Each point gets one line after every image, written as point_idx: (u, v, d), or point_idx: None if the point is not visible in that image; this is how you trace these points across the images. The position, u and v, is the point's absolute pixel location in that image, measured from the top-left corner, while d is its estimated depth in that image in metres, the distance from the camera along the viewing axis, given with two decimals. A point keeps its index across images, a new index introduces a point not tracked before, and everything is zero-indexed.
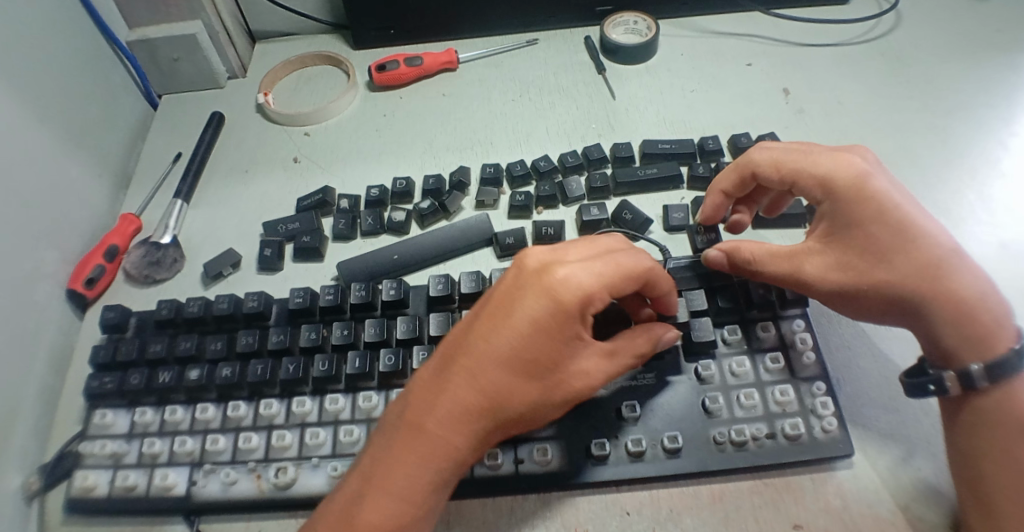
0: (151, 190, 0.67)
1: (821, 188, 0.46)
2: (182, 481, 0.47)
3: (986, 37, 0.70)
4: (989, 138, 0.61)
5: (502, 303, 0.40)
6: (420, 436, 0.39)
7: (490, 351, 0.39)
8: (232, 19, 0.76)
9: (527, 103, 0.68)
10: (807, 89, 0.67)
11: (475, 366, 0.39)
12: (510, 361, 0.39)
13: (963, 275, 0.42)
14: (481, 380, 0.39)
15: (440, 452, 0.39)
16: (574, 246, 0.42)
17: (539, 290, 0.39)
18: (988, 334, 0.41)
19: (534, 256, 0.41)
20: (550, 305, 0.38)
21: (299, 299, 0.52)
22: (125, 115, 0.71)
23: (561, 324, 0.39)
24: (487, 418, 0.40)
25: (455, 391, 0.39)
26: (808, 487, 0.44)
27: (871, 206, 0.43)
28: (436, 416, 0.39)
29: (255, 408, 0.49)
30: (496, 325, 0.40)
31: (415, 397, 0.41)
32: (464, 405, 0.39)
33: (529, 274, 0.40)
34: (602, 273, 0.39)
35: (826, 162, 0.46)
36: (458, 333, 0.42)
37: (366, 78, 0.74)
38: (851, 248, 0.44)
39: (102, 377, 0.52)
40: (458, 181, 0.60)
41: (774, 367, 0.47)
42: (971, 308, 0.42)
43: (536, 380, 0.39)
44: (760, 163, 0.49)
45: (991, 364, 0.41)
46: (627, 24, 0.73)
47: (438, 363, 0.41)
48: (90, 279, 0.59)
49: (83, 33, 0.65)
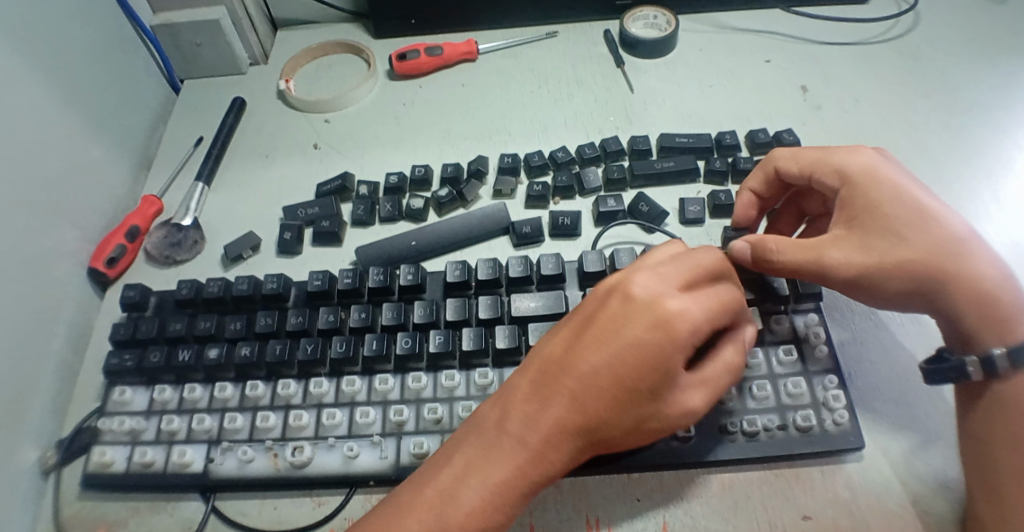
0: (171, 173, 0.68)
1: (838, 176, 0.47)
2: (199, 458, 0.48)
3: (1008, 38, 0.70)
4: (1006, 139, 0.61)
5: (610, 332, 0.38)
6: (521, 461, 0.38)
7: (600, 382, 0.38)
8: (255, 6, 0.77)
9: (545, 94, 0.69)
10: (825, 87, 0.67)
11: (581, 396, 0.38)
12: (619, 392, 0.38)
13: (980, 260, 0.43)
14: (587, 409, 0.38)
15: (541, 474, 0.39)
16: (676, 262, 0.41)
17: (653, 324, 0.38)
18: (1007, 318, 0.42)
19: (640, 283, 0.39)
20: (669, 344, 0.37)
21: (318, 281, 0.53)
22: (148, 99, 0.72)
23: (675, 360, 0.38)
24: (589, 445, 0.39)
25: (557, 416, 0.38)
26: (816, 478, 0.45)
27: (885, 189, 0.45)
28: (538, 442, 0.38)
29: (272, 388, 0.50)
30: (605, 355, 0.38)
31: (511, 419, 0.39)
32: (570, 431, 0.38)
33: (641, 302, 0.39)
34: (713, 308, 0.39)
35: (841, 153, 0.47)
36: (556, 353, 0.40)
37: (385, 67, 0.74)
38: (871, 231, 0.44)
39: (121, 354, 0.53)
40: (475, 170, 0.61)
41: (787, 359, 0.47)
42: (990, 292, 0.43)
43: (642, 411, 0.39)
44: (780, 158, 0.51)
45: (1012, 347, 0.41)
46: (646, 18, 0.73)
47: (535, 384, 0.40)
48: (112, 258, 0.60)
49: (109, 17, 0.67)
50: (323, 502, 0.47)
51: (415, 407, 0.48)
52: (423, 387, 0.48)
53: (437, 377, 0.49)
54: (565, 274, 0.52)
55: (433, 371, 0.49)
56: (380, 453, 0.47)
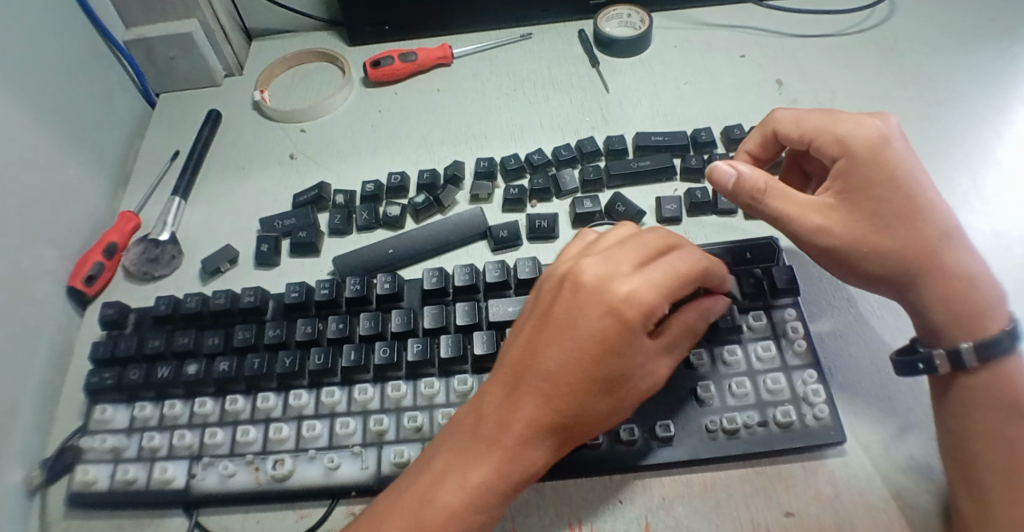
0: (149, 187, 0.68)
1: (840, 146, 0.45)
2: (181, 475, 0.48)
3: (980, 25, 0.70)
4: (982, 127, 0.61)
5: (568, 324, 0.39)
6: (497, 458, 0.39)
7: (561, 374, 0.39)
8: (228, 17, 0.77)
9: (520, 96, 0.69)
10: (800, 80, 0.67)
11: (547, 390, 0.39)
12: (582, 378, 0.39)
13: (960, 253, 0.43)
14: (552, 402, 0.39)
15: (519, 470, 0.40)
16: (630, 246, 0.41)
17: (604, 309, 0.38)
18: (978, 313, 0.42)
19: (590, 271, 0.40)
20: (621, 327, 0.38)
21: (295, 293, 0.53)
22: (123, 115, 0.71)
23: (630, 343, 0.38)
24: (562, 436, 0.40)
25: (527, 408, 0.39)
26: (799, 475, 0.45)
27: (885, 171, 0.43)
28: (511, 439, 0.39)
29: (252, 402, 0.50)
30: (563, 346, 0.39)
31: (485, 418, 0.40)
32: (541, 423, 0.39)
33: (591, 289, 0.39)
34: (664, 281, 0.38)
35: (848, 122, 0.45)
36: (523, 351, 0.41)
37: (361, 74, 0.74)
38: (861, 210, 0.43)
39: (102, 373, 0.52)
40: (452, 175, 0.61)
41: (765, 355, 0.47)
42: (961, 287, 0.43)
43: (605, 396, 0.39)
44: (781, 121, 0.49)
45: (980, 342, 0.41)
46: (621, 17, 0.73)
47: (505, 383, 0.41)
48: (90, 276, 0.59)
49: (80, 33, 0.66)
50: (305, 515, 0.47)
51: (396, 416, 0.48)
52: (403, 396, 0.48)
53: (416, 385, 0.49)
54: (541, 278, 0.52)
55: (412, 380, 0.49)
56: (361, 464, 0.47)
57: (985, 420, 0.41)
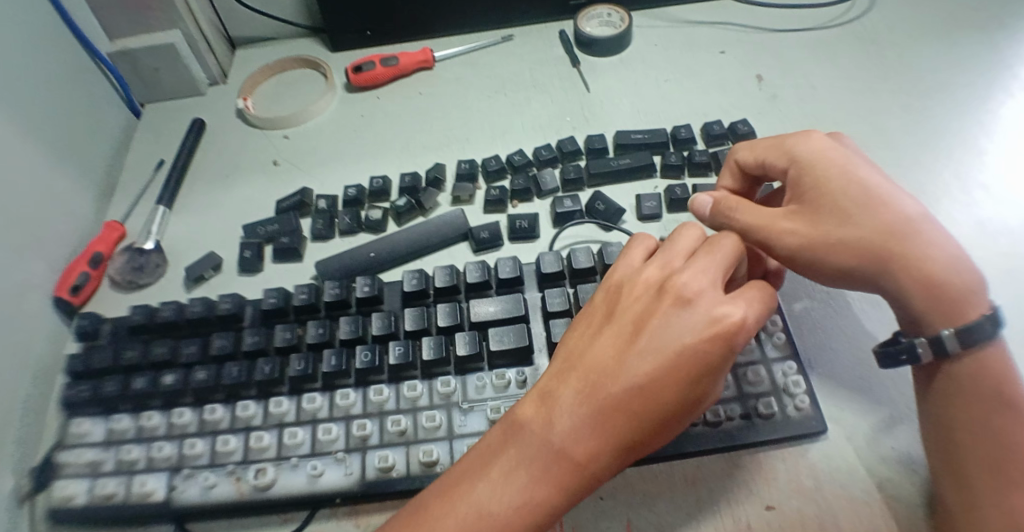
0: (135, 198, 0.68)
1: (788, 160, 0.46)
2: (160, 487, 0.47)
3: (959, 16, 0.71)
4: (963, 118, 0.61)
5: (662, 341, 0.39)
6: (569, 472, 0.38)
7: (649, 393, 0.38)
8: (212, 27, 0.77)
9: (502, 98, 0.69)
10: (780, 75, 0.67)
11: (631, 407, 0.38)
12: (669, 398, 0.38)
13: (929, 241, 0.42)
14: (638, 420, 0.38)
15: (583, 485, 0.39)
16: (726, 258, 0.41)
17: (713, 333, 0.38)
18: (956, 298, 0.42)
19: (687, 288, 0.40)
20: (725, 353, 0.38)
21: (273, 300, 0.53)
22: (109, 125, 0.72)
23: (721, 370, 0.39)
24: (631, 454, 0.40)
25: (607, 422, 0.38)
26: (780, 468, 0.45)
27: (832, 173, 0.44)
28: (591, 455, 0.38)
29: (231, 410, 0.49)
30: (654, 364, 0.38)
31: (556, 429, 0.39)
32: (617, 442, 0.38)
33: (691, 309, 0.39)
34: (756, 311, 0.40)
35: (793, 137, 0.46)
36: (608, 360, 0.40)
37: (344, 80, 0.74)
38: (820, 211, 0.43)
39: (78, 386, 0.52)
40: (434, 178, 0.61)
41: (744, 346, 0.47)
42: (937, 273, 0.42)
43: (681, 419, 0.40)
44: (738, 150, 0.49)
45: (960, 328, 0.41)
46: (601, 17, 0.73)
47: (579, 392, 0.39)
48: (76, 286, 0.60)
49: (65, 45, 0.67)
50: (289, 519, 0.47)
51: (379, 421, 0.48)
52: (385, 399, 0.48)
53: (399, 388, 0.49)
54: (521, 277, 0.52)
55: (394, 383, 0.49)
56: (344, 470, 0.46)
57: (971, 407, 0.40)
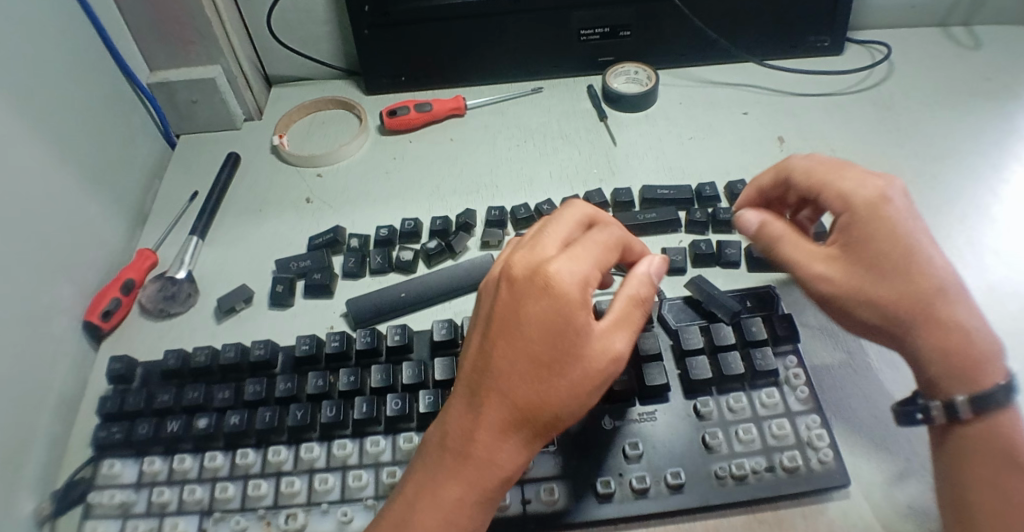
0: (167, 227, 0.70)
1: (841, 201, 0.47)
2: (191, 531, 0.48)
3: (974, 88, 0.74)
4: (977, 186, 0.64)
5: (506, 317, 0.39)
6: (468, 467, 0.40)
7: (512, 368, 0.39)
8: (250, 65, 0.80)
9: (530, 147, 0.72)
10: (800, 137, 0.70)
11: (501, 389, 0.39)
12: (531, 366, 0.39)
13: (957, 308, 0.44)
14: (512, 398, 0.39)
15: (490, 474, 0.40)
16: (547, 237, 0.42)
17: (541, 292, 0.39)
18: (973, 366, 0.43)
19: (520, 261, 0.41)
20: (559, 310, 0.38)
21: (306, 346, 0.54)
22: (144, 154, 0.74)
23: (572, 327, 0.38)
24: (528, 429, 0.40)
25: (488, 408, 0.39)
26: (802, 522, 0.45)
27: (885, 224, 0.45)
28: (478, 447, 0.39)
29: (263, 455, 0.50)
30: (509, 341, 0.39)
31: (450, 433, 0.41)
32: (504, 421, 0.39)
33: (525, 277, 0.40)
34: (588, 261, 0.40)
35: (853, 179, 0.47)
36: (474, 357, 0.41)
37: (377, 122, 0.77)
38: (858, 259, 0.45)
39: (110, 427, 0.53)
40: (463, 223, 0.63)
41: (769, 401, 0.48)
42: (958, 340, 0.43)
43: (560, 380, 0.39)
44: (794, 170, 0.50)
45: (974, 396, 0.42)
46: (628, 74, 0.76)
47: (466, 392, 0.41)
48: (107, 311, 0.61)
49: (108, 77, 0.69)
50: None
51: None
52: (415, 447, 0.49)
53: None
54: None
55: (423, 431, 0.50)
56: (374, 517, 0.47)
57: (983, 475, 0.41)
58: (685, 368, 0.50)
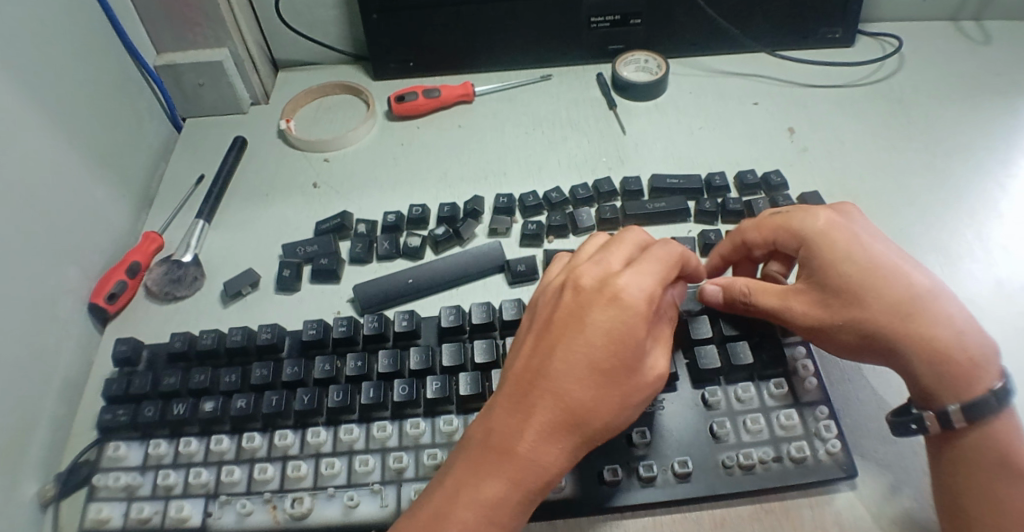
0: (173, 210, 0.70)
1: (795, 238, 0.47)
2: (197, 513, 0.48)
3: (987, 82, 0.73)
4: (988, 181, 0.63)
5: (570, 322, 0.40)
6: (513, 468, 0.39)
7: (571, 372, 0.39)
8: (257, 48, 0.80)
9: (539, 135, 0.71)
10: (811, 129, 0.70)
11: (558, 391, 0.39)
12: (590, 371, 0.39)
13: (938, 318, 0.43)
14: (567, 401, 0.39)
15: (535, 477, 0.39)
16: (615, 251, 0.43)
17: (611, 301, 0.39)
18: (966, 374, 0.42)
19: (588, 272, 0.42)
20: (628, 319, 0.39)
21: (313, 330, 0.54)
22: (150, 138, 0.74)
23: (637, 338, 0.40)
24: (577, 436, 0.40)
25: (540, 409, 0.39)
26: (807, 514, 0.45)
27: (838, 251, 0.45)
28: (523, 446, 0.39)
29: (269, 439, 0.50)
30: (571, 345, 0.39)
31: (495, 431, 0.40)
32: (555, 425, 0.39)
33: (593, 287, 0.41)
34: (658, 274, 0.41)
35: (799, 215, 0.48)
36: (529, 358, 0.41)
37: (385, 108, 0.77)
38: (828, 289, 0.45)
39: (115, 410, 0.53)
40: (472, 210, 0.63)
41: (777, 392, 0.48)
42: (947, 350, 0.43)
43: (617, 389, 0.40)
44: (746, 229, 0.51)
45: (966, 404, 0.42)
46: (638, 62, 0.75)
47: (515, 391, 0.40)
48: (112, 294, 0.60)
49: (115, 58, 0.69)
50: None
51: (414, 453, 0.48)
52: (422, 432, 0.49)
53: (434, 422, 0.50)
54: None
55: (430, 417, 0.50)
56: (380, 502, 0.47)
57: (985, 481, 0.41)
58: (693, 356, 0.50)
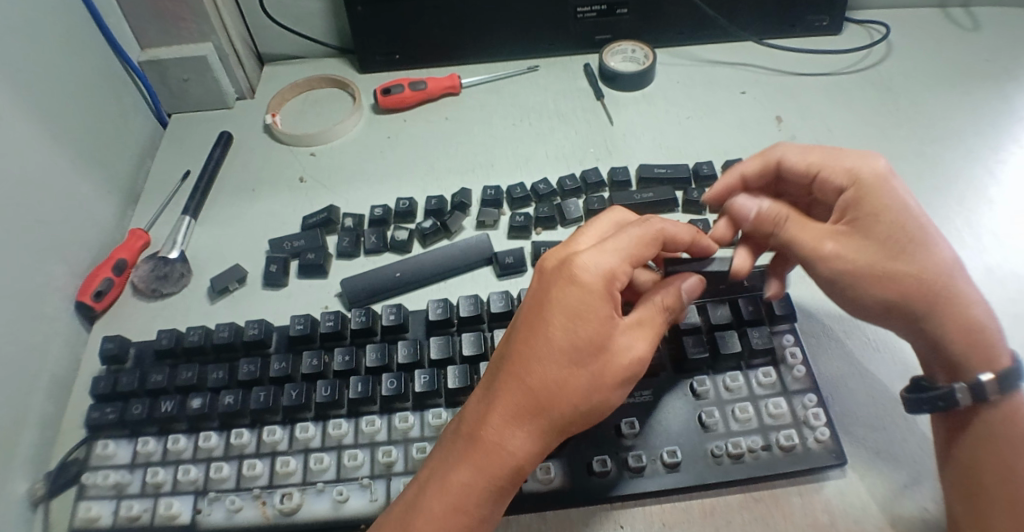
0: (159, 207, 0.69)
1: (845, 179, 0.46)
2: (186, 510, 0.48)
3: (974, 68, 0.73)
4: (977, 167, 0.63)
5: (532, 306, 0.41)
6: (477, 452, 0.40)
7: (529, 354, 0.40)
8: (242, 42, 0.79)
9: (526, 126, 0.71)
10: (798, 117, 0.69)
11: (517, 374, 0.40)
12: (547, 352, 0.39)
13: (968, 286, 0.45)
14: (525, 383, 0.39)
15: (500, 462, 0.40)
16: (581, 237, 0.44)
17: (563, 280, 0.40)
18: (990, 345, 0.44)
19: (551, 257, 0.43)
20: (581, 296, 0.39)
21: (300, 325, 0.54)
22: (135, 134, 0.73)
23: (591, 314, 0.39)
24: (541, 419, 0.40)
25: (502, 393, 0.40)
26: (796, 502, 0.45)
27: (893, 199, 0.45)
28: (489, 431, 0.40)
29: (257, 435, 0.50)
30: (530, 327, 0.40)
31: (466, 419, 0.41)
32: (516, 408, 0.40)
33: (552, 270, 0.42)
34: (615, 251, 0.41)
35: (854, 157, 0.47)
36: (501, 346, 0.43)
37: (371, 101, 0.76)
38: (875, 235, 0.44)
39: (103, 408, 0.52)
40: (459, 202, 0.62)
41: (766, 380, 0.48)
42: (976, 317, 0.44)
43: (577, 369, 0.40)
44: (787, 159, 0.50)
45: (998, 374, 0.43)
46: (625, 52, 0.75)
47: (486, 379, 0.42)
48: (99, 292, 0.60)
49: (98, 53, 0.68)
50: None
51: (404, 447, 0.48)
52: (410, 426, 0.49)
53: (423, 416, 0.49)
54: None
55: (419, 410, 0.50)
56: (370, 496, 0.47)
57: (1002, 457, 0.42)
58: (682, 346, 0.50)
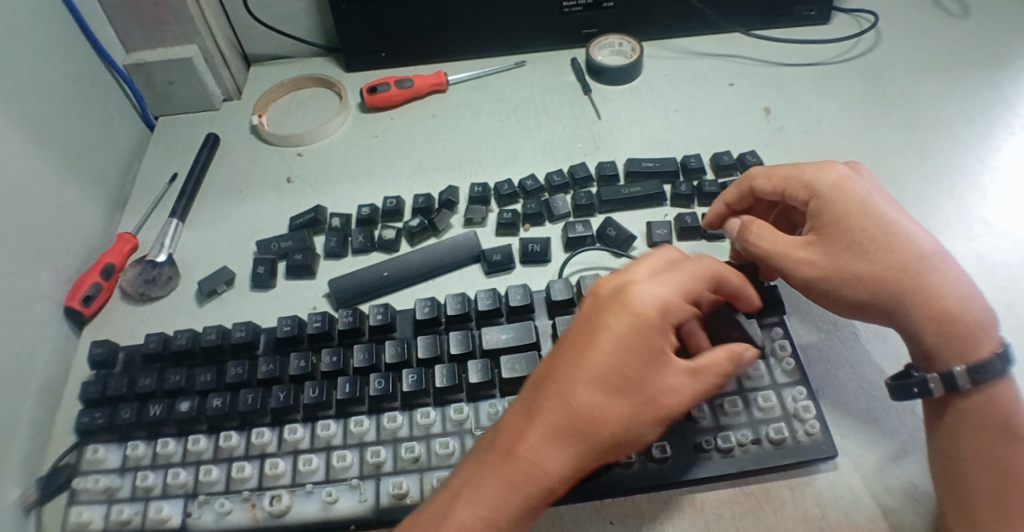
0: (147, 210, 0.69)
1: (807, 191, 0.48)
2: (177, 514, 0.47)
3: (963, 54, 0.73)
4: (967, 155, 0.63)
5: (581, 325, 0.41)
6: (509, 467, 0.39)
7: (578, 373, 0.39)
8: (227, 43, 0.78)
9: (514, 122, 0.70)
10: (787, 108, 0.69)
11: (563, 392, 0.39)
12: (597, 374, 0.39)
13: (943, 278, 0.44)
14: (571, 402, 0.39)
15: (530, 479, 0.38)
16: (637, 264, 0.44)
17: (619, 304, 0.40)
18: (970, 335, 0.43)
19: (606, 282, 0.43)
20: (635, 321, 0.39)
21: (287, 327, 0.53)
22: (122, 137, 0.73)
23: (647, 340, 0.39)
24: (581, 443, 0.39)
25: (543, 409, 0.39)
26: (786, 495, 0.45)
27: (850, 205, 0.46)
28: (524, 446, 0.39)
29: (246, 438, 0.50)
30: (579, 346, 0.40)
31: (499, 433, 0.41)
32: (556, 427, 0.39)
33: (607, 293, 0.42)
34: (673, 284, 0.42)
35: (812, 168, 0.48)
36: (541, 364, 0.42)
37: (358, 100, 0.76)
38: (837, 241, 0.45)
39: (92, 413, 0.52)
40: (446, 200, 0.62)
41: (755, 374, 0.48)
42: (951, 308, 0.43)
43: (625, 396, 0.39)
44: (756, 177, 0.51)
45: (971, 365, 0.42)
46: (612, 46, 0.75)
47: (524, 394, 0.42)
48: (87, 297, 0.60)
49: (82, 57, 0.67)
50: None
51: (392, 447, 0.48)
52: (399, 426, 0.48)
53: (412, 415, 0.49)
54: (532, 304, 0.53)
55: (407, 410, 0.50)
56: (359, 497, 0.47)
57: (984, 445, 0.41)
58: None
